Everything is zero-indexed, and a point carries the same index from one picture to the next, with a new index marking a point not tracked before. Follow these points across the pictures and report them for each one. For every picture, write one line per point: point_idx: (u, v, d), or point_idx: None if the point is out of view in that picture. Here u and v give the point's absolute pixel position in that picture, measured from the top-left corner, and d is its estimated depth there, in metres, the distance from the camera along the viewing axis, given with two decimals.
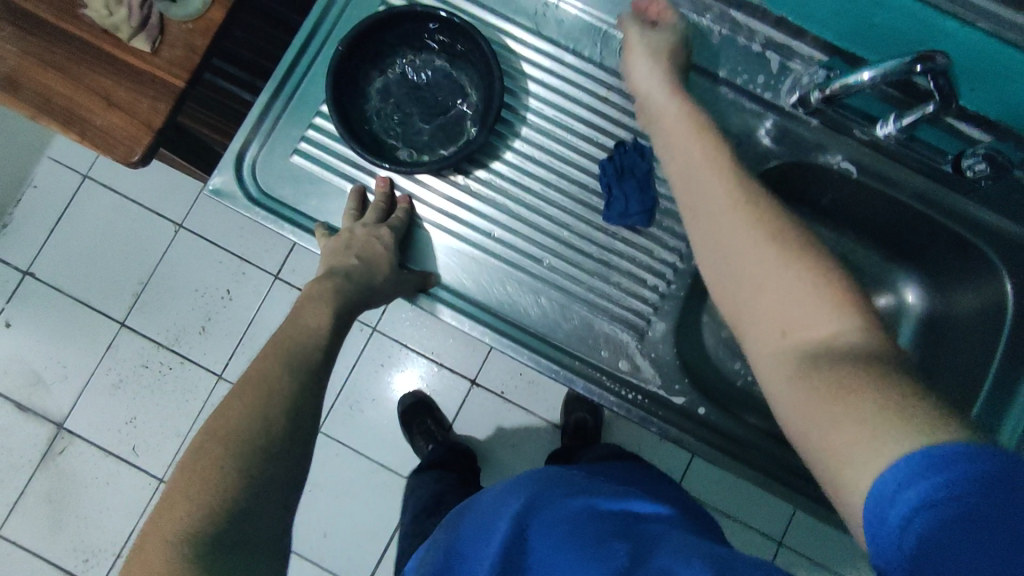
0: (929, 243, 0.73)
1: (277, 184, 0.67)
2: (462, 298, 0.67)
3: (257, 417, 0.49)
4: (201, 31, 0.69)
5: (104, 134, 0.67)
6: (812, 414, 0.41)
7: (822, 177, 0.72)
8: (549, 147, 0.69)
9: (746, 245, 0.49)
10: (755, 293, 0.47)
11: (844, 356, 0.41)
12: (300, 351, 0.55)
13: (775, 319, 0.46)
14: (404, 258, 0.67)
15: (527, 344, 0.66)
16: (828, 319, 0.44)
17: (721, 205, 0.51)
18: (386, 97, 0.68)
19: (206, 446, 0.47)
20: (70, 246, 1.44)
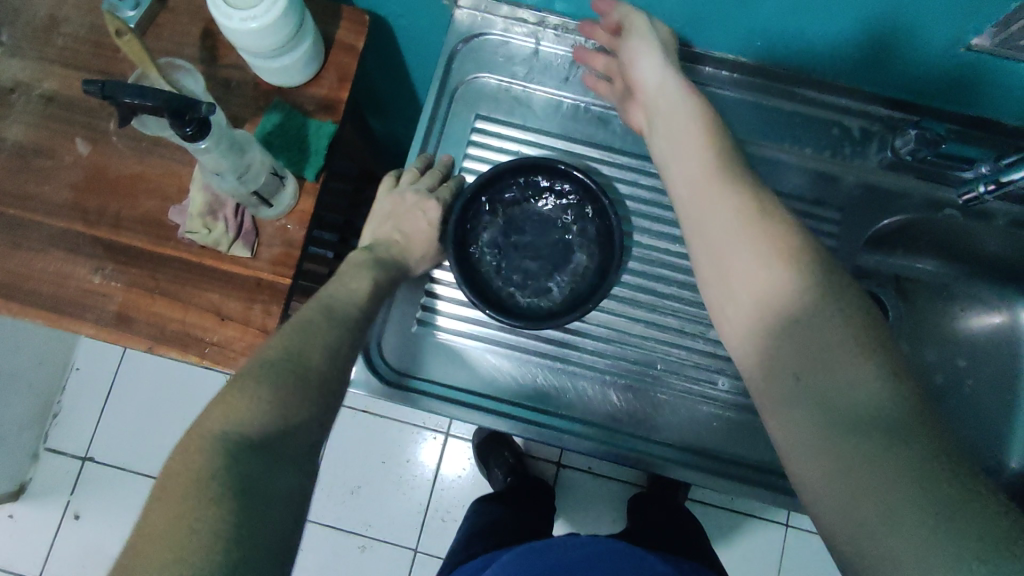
0: None
1: (406, 359, 0.68)
2: (570, 419, 0.67)
3: (326, 360, 0.51)
4: (294, 224, 0.68)
5: (223, 349, 0.66)
6: (833, 487, 0.38)
7: (918, 225, 0.74)
8: (660, 259, 0.69)
9: (757, 273, 0.44)
10: (785, 336, 0.43)
11: (849, 401, 0.39)
12: (343, 313, 0.56)
13: (792, 367, 0.42)
14: (547, 404, 0.67)
15: (639, 449, 0.66)
16: (763, 278, 0.44)
17: (730, 226, 0.46)
18: (494, 248, 0.67)
19: (260, 365, 0.48)
20: (124, 420, 1.41)
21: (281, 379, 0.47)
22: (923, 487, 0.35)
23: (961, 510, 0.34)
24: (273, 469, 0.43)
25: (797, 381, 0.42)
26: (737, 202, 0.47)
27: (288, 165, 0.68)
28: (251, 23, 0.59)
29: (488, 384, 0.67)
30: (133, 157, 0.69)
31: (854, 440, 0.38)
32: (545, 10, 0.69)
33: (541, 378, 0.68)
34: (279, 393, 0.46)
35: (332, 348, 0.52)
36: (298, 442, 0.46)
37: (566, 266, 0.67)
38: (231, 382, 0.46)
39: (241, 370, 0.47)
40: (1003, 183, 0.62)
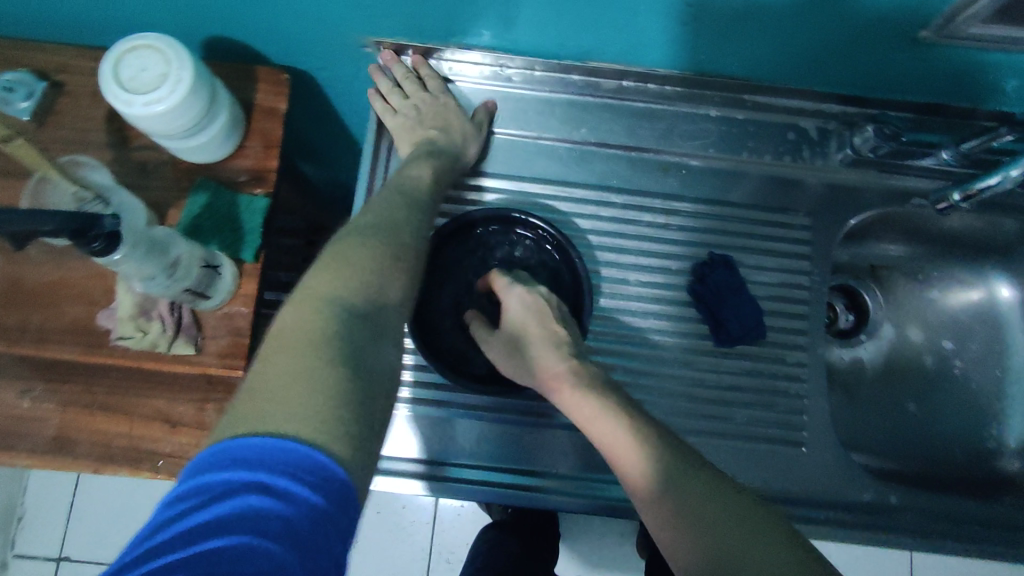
0: (1010, 237, 0.73)
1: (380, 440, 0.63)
2: (564, 475, 0.63)
3: (413, 238, 0.51)
4: (239, 310, 0.63)
5: (179, 460, 0.61)
6: None
7: (885, 217, 0.72)
8: (633, 292, 0.66)
9: (636, 466, 0.45)
10: (682, 525, 0.42)
11: (730, 538, 0.40)
12: (419, 198, 0.56)
13: (675, 513, 0.42)
14: (538, 464, 0.63)
15: None
16: (632, 448, 0.46)
17: (603, 424, 0.48)
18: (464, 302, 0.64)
19: (360, 235, 0.48)
20: (96, 514, 1.34)
21: (380, 252, 0.47)
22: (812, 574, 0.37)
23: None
24: (373, 333, 0.42)
25: (679, 523, 0.42)
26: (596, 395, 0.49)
27: (222, 249, 0.63)
28: (155, 107, 0.54)
29: (471, 452, 0.63)
30: (47, 263, 0.63)
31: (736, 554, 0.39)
32: (472, 48, 0.65)
33: (526, 436, 0.64)
34: (378, 263, 0.46)
35: (416, 231, 0.52)
36: (400, 319, 0.46)
37: None
38: (327, 254, 0.46)
39: (344, 236, 0.48)
40: (978, 192, 0.58)
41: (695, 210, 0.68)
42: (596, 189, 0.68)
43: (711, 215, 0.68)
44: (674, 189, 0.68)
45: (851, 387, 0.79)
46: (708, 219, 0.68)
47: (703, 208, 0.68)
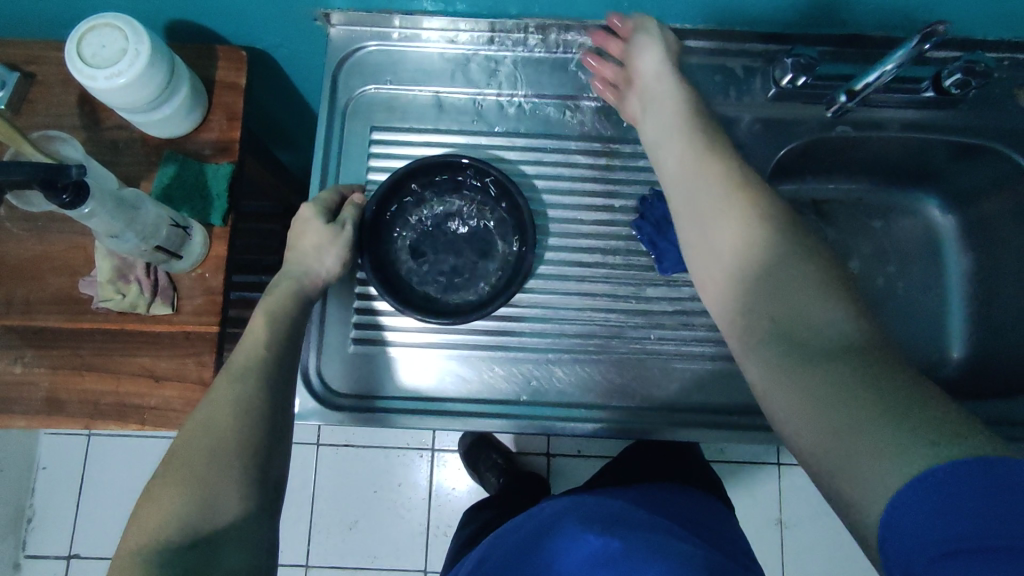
0: (939, 160, 0.78)
1: (350, 380, 0.67)
2: (526, 401, 0.67)
3: (240, 427, 0.50)
4: (211, 270, 0.67)
5: (163, 412, 0.65)
6: (820, 434, 0.43)
7: (822, 147, 0.76)
8: (580, 229, 0.70)
9: (718, 221, 0.55)
10: (753, 283, 0.52)
11: (816, 354, 0.46)
12: (253, 367, 0.54)
13: (753, 280, 0.53)
14: (500, 394, 0.68)
15: (600, 417, 0.67)
16: (734, 248, 0.54)
17: (694, 181, 0.58)
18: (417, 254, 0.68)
19: (175, 462, 0.48)
20: (103, 506, 1.43)
21: (203, 469, 0.47)
22: (868, 406, 0.41)
23: (905, 428, 0.40)
24: (218, 542, 0.45)
25: (770, 322, 0.50)
26: (718, 171, 0.58)
27: (192, 215, 0.67)
28: (119, 79, 0.58)
29: (439, 385, 0.67)
30: (30, 238, 0.67)
31: (812, 370, 0.45)
32: (416, 13, 0.70)
33: (487, 368, 0.68)
34: (203, 475, 0.47)
35: (263, 390, 0.53)
36: (245, 525, 0.46)
37: (486, 256, 0.68)
38: (159, 477, 0.48)
39: (166, 466, 0.48)
40: (859, 90, 0.66)
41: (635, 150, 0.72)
42: (540, 137, 0.72)
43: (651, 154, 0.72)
44: (614, 132, 0.72)
45: None
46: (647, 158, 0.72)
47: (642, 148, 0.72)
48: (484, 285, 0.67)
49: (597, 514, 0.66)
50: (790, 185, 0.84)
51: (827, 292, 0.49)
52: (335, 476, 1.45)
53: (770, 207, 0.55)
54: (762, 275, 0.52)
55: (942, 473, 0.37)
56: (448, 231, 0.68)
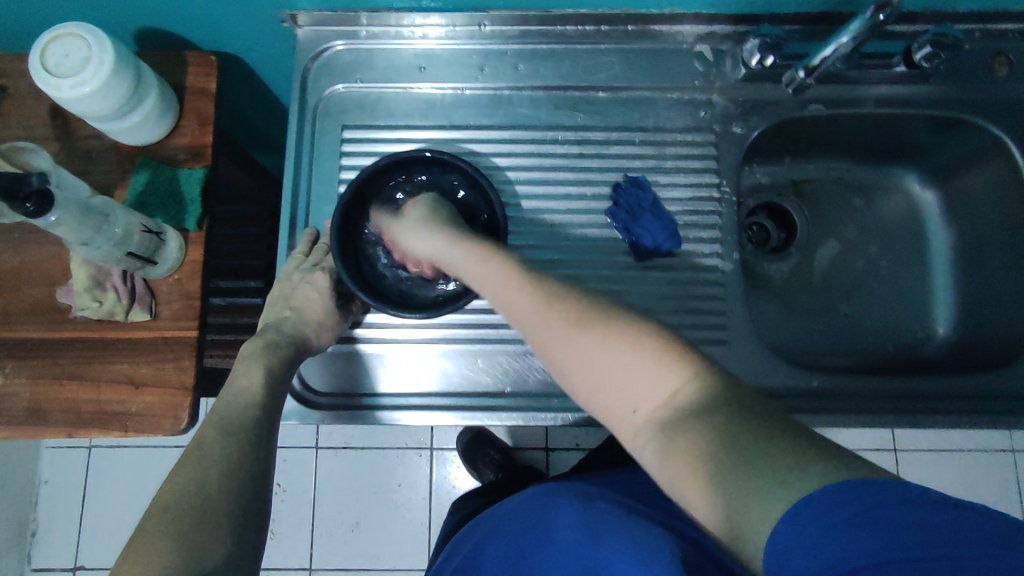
0: (915, 135, 0.77)
1: (331, 380, 0.68)
2: (511, 395, 0.67)
3: (227, 475, 0.50)
4: (188, 275, 0.68)
5: (144, 417, 0.65)
6: (692, 477, 0.38)
7: (798, 127, 0.76)
8: (555, 219, 0.70)
9: (557, 329, 0.46)
10: (603, 384, 0.43)
11: (704, 426, 0.38)
12: (239, 420, 0.56)
13: (596, 370, 0.44)
14: (484, 388, 0.67)
15: (583, 406, 0.67)
16: (670, 391, 0.41)
17: (524, 305, 0.48)
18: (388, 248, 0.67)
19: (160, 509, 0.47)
20: (104, 519, 1.44)
21: (188, 513, 0.47)
22: (767, 468, 0.35)
23: (796, 455, 0.35)
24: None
25: (637, 412, 0.42)
26: (529, 293, 0.48)
27: (166, 221, 0.67)
28: (83, 87, 0.59)
29: (425, 382, 0.67)
30: (6, 251, 0.67)
31: (691, 435, 0.38)
32: (382, 10, 0.70)
33: (470, 363, 0.68)
34: (192, 519, 0.47)
35: (245, 445, 0.53)
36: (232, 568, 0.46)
37: None
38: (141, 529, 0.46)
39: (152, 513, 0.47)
40: (815, 65, 0.65)
41: (607, 138, 0.72)
42: (512, 129, 0.71)
43: (624, 141, 0.72)
44: (585, 121, 0.72)
45: (786, 297, 0.82)
46: (620, 144, 0.71)
47: (614, 135, 0.72)
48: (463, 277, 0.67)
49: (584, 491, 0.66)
50: (768, 167, 0.84)
51: (657, 361, 0.41)
52: (334, 479, 1.45)
53: (597, 317, 0.45)
54: (670, 417, 0.40)
55: (818, 503, 0.33)
56: None
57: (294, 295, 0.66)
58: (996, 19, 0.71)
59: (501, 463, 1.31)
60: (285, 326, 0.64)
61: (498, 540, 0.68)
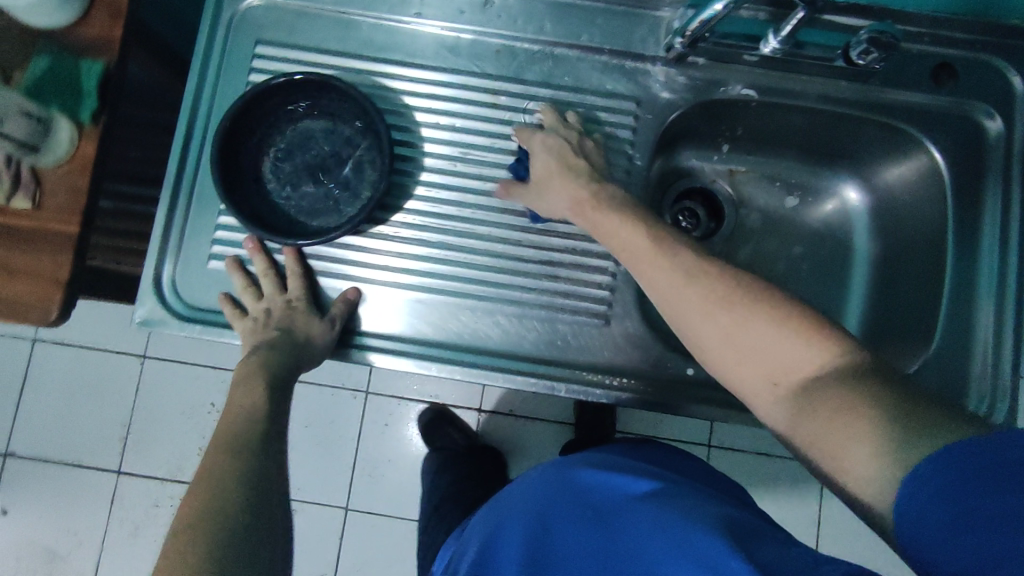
0: (850, 136, 0.74)
1: (201, 294, 0.66)
2: (420, 343, 0.65)
3: (247, 495, 0.52)
4: (77, 170, 0.67)
5: (13, 304, 0.65)
6: (818, 439, 0.47)
7: (732, 109, 0.73)
8: (456, 168, 0.68)
9: (711, 319, 0.54)
10: (749, 360, 0.52)
11: (842, 389, 0.47)
12: (246, 438, 0.55)
13: (734, 352, 0.53)
14: (399, 332, 0.66)
15: (458, 360, 0.65)
16: (822, 360, 0.49)
17: (672, 284, 0.55)
18: (280, 172, 0.66)
19: (187, 526, 0.48)
20: (41, 411, 1.48)
21: (227, 538, 0.48)
22: (885, 422, 0.43)
23: (914, 425, 0.42)
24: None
25: (777, 384, 0.51)
26: (671, 264, 0.56)
27: (60, 111, 0.65)
28: None
29: (363, 320, 0.66)
30: None
31: (821, 407, 0.47)
32: None
33: (388, 304, 0.66)
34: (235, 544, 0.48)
35: (259, 467, 0.54)
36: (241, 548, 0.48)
37: (352, 181, 0.66)
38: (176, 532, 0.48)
39: (177, 532, 0.48)
40: (695, 29, 0.62)
41: (526, 92, 0.69)
42: (430, 68, 0.69)
43: (543, 99, 0.69)
44: (507, 72, 0.69)
45: None
46: (538, 101, 0.69)
47: (534, 90, 0.69)
48: (351, 209, 0.66)
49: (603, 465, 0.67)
50: (702, 153, 0.82)
51: (800, 326, 0.51)
52: None
53: (763, 291, 0.53)
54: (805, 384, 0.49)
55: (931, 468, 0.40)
56: (315, 155, 0.66)
57: (263, 326, 0.61)
58: (945, 26, 0.68)
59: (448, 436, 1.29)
60: (280, 344, 0.60)
61: (513, 507, 0.67)
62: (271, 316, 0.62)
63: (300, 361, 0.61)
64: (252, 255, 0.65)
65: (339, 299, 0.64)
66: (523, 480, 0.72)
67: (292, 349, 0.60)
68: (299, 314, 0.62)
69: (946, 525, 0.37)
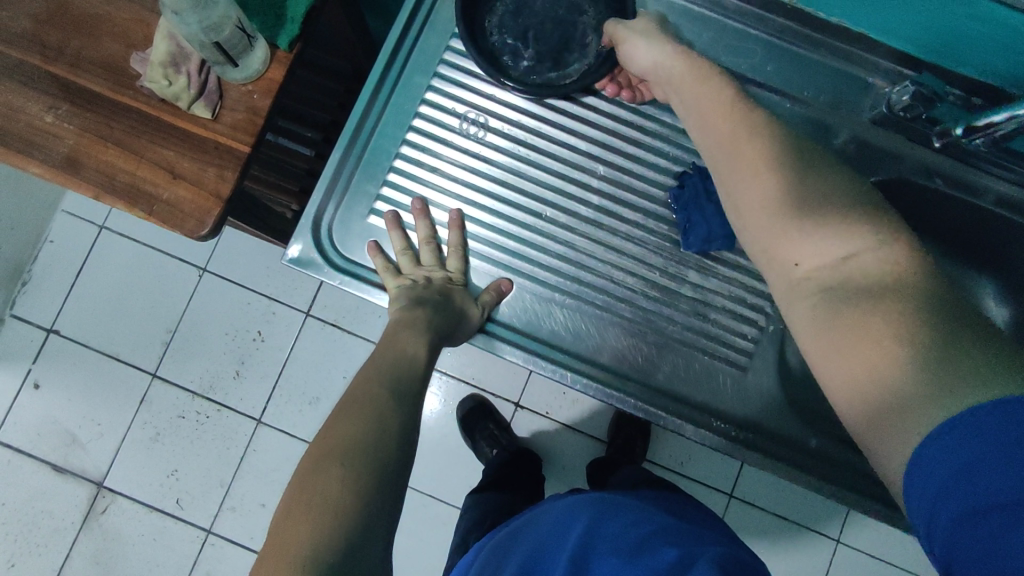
0: (1013, 246, 0.72)
1: (355, 246, 0.65)
2: (552, 347, 0.65)
3: (400, 429, 0.50)
4: (260, 91, 0.66)
5: (171, 208, 0.64)
6: (827, 337, 0.43)
7: (909, 194, 0.71)
8: (632, 182, 0.67)
9: (754, 182, 0.49)
10: (791, 233, 0.47)
11: (861, 298, 0.43)
12: (407, 379, 0.55)
13: (776, 217, 0.48)
14: (535, 331, 0.65)
15: (591, 375, 0.64)
16: (853, 252, 0.45)
17: (733, 145, 0.50)
18: (504, 22, 0.67)
19: (331, 454, 0.46)
20: (93, 298, 1.48)
21: (369, 471, 0.46)
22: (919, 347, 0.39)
23: (974, 365, 0.37)
24: (372, 520, 0.44)
25: (796, 266, 0.48)
26: (735, 128, 0.50)
27: (260, 30, 0.64)
28: None
29: (504, 309, 0.65)
30: None
31: (858, 306, 0.43)
32: None
33: (531, 301, 0.65)
34: (376, 473, 0.46)
35: (403, 409, 0.52)
36: (384, 495, 0.46)
37: (576, 48, 0.67)
38: (319, 456, 0.47)
39: (319, 459, 0.46)
40: (979, 128, 0.59)
41: None
42: None
43: None
44: None
45: None
46: None
47: None
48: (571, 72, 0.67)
49: (625, 518, 0.66)
50: None
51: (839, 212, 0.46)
52: (313, 350, 1.47)
53: (841, 201, 0.47)
54: (827, 280, 0.46)
55: (935, 449, 0.37)
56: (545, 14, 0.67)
57: (418, 290, 0.61)
58: None
59: (500, 443, 1.28)
60: (437, 318, 0.59)
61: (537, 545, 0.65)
62: (429, 286, 0.62)
63: (452, 331, 0.60)
64: (416, 218, 0.64)
65: (491, 289, 0.63)
66: (542, 525, 0.70)
67: (448, 322, 0.60)
68: (455, 291, 0.62)
69: (963, 513, 0.36)
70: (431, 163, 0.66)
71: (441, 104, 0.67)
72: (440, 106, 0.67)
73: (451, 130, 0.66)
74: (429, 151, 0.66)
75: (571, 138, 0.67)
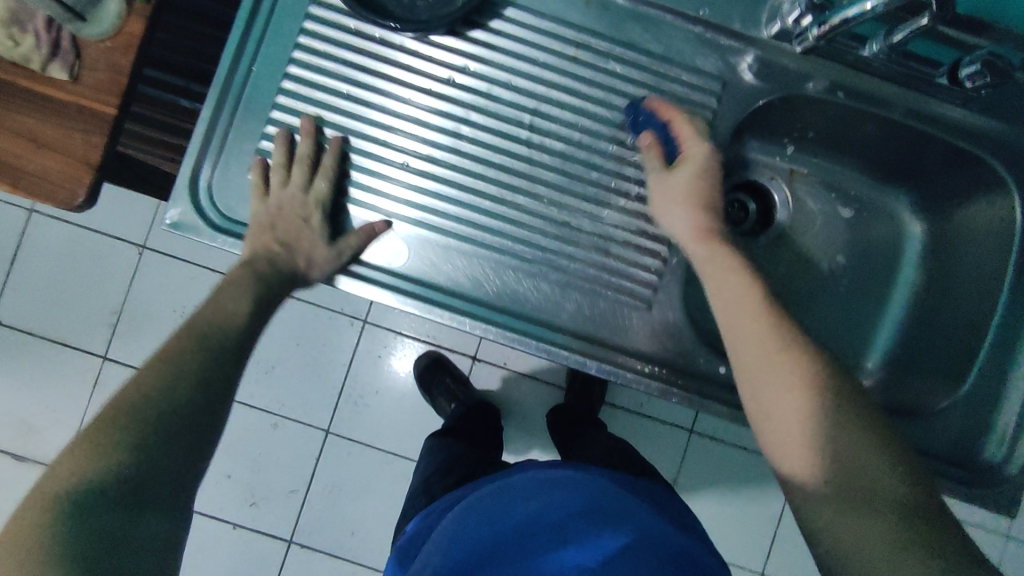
0: (925, 161, 0.72)
1: (239, 205, 0.62)
2: (451, 294, 0.63)
3: (198, 385, 0.51)
4: (121, 47, 0.61)
5: (39, 180, 0.61)
6: (871, 543, 0.45)
7: (815, 109, 0.69)
8: (525, 119, 0.65)
9: (778, 366, 0.52)
10: (802, 434, 0.50)
11: (883, 518, 0.45)
12: (221, 335, 0.55)
13: (790, 407, 0.51)
14: (433, 280, 0.63)
15: (492, 319, 0.63)
16: (872, 468, 0.47)
17: (736, 316, 0.55)
18: None
19: (115, 412, 0.47)
20: (31, 283, 1.43)
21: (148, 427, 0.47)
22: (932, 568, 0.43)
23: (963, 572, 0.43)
24: (148, 477, 0.46)
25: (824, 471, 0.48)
26: (748, 303, 0.55)
27: None
28: None
29: (398, 260, 0.63)
30: None
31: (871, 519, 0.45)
32: None
33: (426, 249, 0.64)
34: (154, 436, 0.47)
35: (207, 366, 0.52)
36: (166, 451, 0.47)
37: None
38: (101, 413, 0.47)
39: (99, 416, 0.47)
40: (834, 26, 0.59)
41: (610, 50, 0.65)
42: (518, 8, 0.65)
43: (627, 61, 0.65)
44: (595, 23, 0.65)
45: None
46: (622, 62, 0.65)
47: (618, 49, 0.65)
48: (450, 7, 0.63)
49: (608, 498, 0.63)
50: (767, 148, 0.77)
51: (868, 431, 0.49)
52: None
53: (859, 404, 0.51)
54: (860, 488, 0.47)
55: None
56: None
57: (268, 226, 0.60)
58: None
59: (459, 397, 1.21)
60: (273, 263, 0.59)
61: (469, 530, 0.61)
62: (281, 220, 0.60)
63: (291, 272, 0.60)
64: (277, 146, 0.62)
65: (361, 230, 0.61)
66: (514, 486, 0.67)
67: (282, 267, 0.59)
68: (309, 228, 0.61)
69: None
70: (311, 113, 0.63)
71: (318, 49, 0.63)
72: (315, 50, 0.63)
73: (331, 75, 0.63)
74: (308, 100, 0.63)
75: (465, 81, 0.64)
